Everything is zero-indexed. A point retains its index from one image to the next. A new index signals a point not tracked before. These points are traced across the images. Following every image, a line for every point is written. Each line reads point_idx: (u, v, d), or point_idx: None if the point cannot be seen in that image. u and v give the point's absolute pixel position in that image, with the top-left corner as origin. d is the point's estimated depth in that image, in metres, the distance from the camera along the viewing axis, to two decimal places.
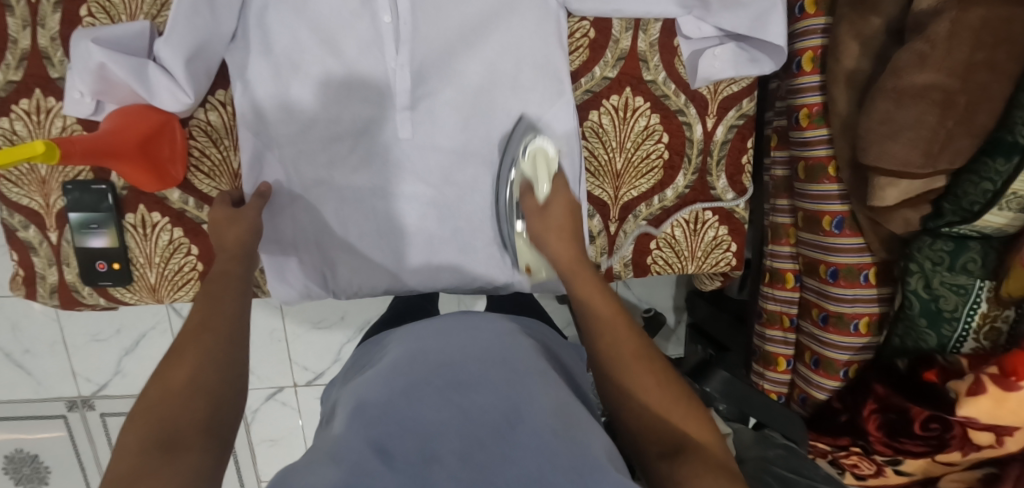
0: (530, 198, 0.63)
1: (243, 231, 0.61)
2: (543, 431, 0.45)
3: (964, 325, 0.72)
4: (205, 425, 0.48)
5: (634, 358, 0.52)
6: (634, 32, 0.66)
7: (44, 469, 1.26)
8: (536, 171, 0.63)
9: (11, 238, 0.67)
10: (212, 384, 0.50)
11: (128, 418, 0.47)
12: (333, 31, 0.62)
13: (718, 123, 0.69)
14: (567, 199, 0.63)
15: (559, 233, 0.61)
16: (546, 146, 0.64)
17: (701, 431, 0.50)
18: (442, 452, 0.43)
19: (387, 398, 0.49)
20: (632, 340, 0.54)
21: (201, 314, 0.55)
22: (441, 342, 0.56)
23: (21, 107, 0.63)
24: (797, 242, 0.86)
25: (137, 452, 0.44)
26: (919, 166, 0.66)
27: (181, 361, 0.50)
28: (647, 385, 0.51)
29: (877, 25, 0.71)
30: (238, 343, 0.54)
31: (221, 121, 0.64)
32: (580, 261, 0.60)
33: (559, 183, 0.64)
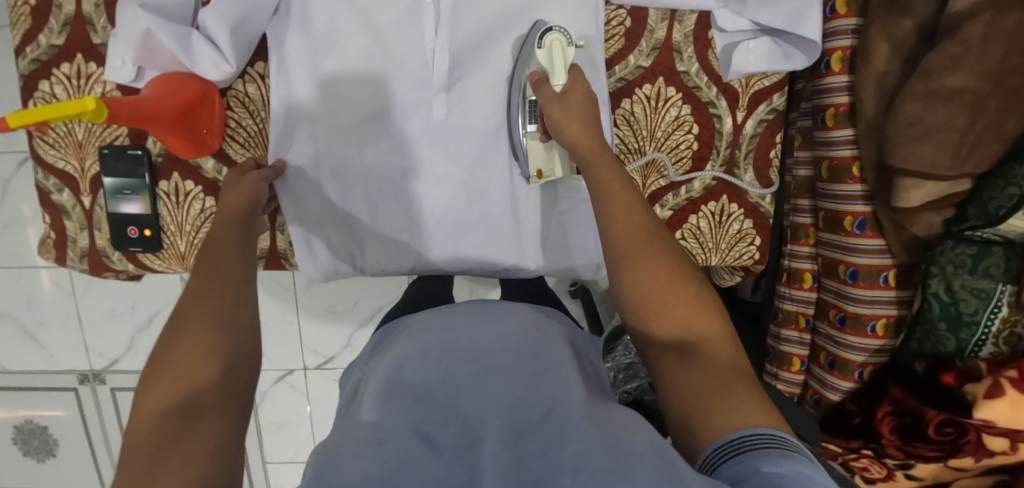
0: (545, 88, 0.60)
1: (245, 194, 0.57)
2: (579, 415, 0.45)
3: (985, 330, 0.72)
4: (225, 391, 0.43)
5: (642, 247, 0.50)
6: (670, 23, 0.67)
7: (52, 441, 1.27)
8: (552, 62, 0.60)
9: (45, 201, 0.67)
10: (225, 347, 0.45)
11: (141, 380, 0.43)
12: (372, 7, 0.62)
13: (748, 116, 0.70)
14: (585, 87, 0.60)
15: (577, 119, 0.57)
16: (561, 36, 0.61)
17: (710, 322, 0.49)
18: (484, 436, 0.44)
19: (425, 382, 0.50)
20: (644, 226, 0.51)
21: (207, 276, 0.48)
22: (468, 327, 0.57)
23: (62, 72, 0.64)
24: (817, 242, 0.86)
25: (157, 419, 0.40)
26: (946, 168, 0.67)
27: (193, 321, 0.45)
28: (659, 274, 0.49)
29: (908, 27, 0.71)
30: (248, 301, 0.49)
31: (259, 92, 0.65)
32: (599, 146, 0.56)
33: (575, 75, 0.61)
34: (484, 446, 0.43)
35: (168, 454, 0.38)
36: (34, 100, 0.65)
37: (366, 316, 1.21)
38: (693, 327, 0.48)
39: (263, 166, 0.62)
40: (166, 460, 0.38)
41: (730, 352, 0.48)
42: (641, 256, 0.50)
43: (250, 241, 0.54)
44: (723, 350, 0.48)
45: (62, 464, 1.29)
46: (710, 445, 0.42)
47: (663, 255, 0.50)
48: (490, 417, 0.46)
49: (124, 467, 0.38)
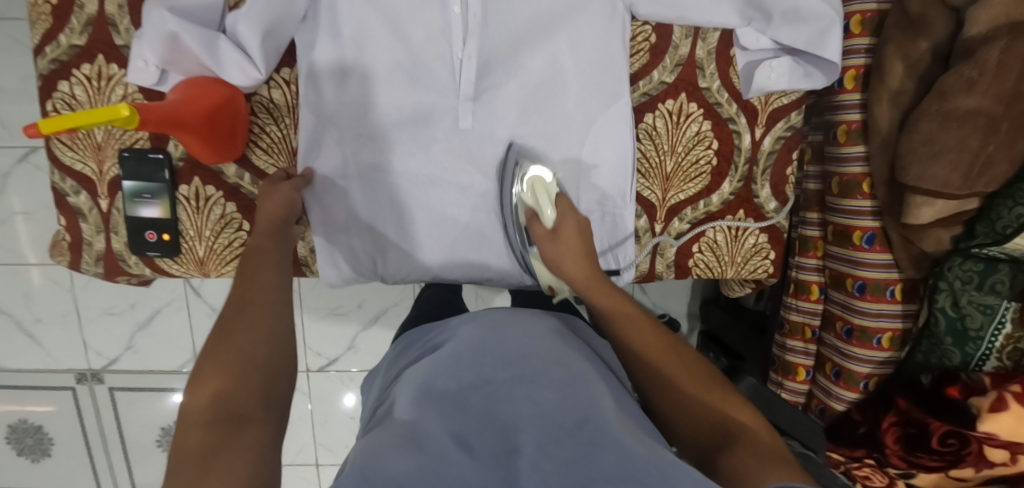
0: (536, 225, 0.64)
1: (280, 204, 0.61)
2: (612, 426, 0.46)
3: (989, 345, 0.74)
4: (264, 399, 0.48)
5: (666, 361, 0.55)
6: (693, 40, 0.68)
7: (47, 441, 1.25)
8: (538, 201, 0.64)
9: (60, 203, 0.66)
10: (264, 358, 0.50)
11: (187, 387, 0.47)
12: (403, 17, 0.63)
13: (766, 133, 0.71)
14: (575, 221, 0.63)
15: (572, 257, 0.61)
16: (543, 175, 0.65)
17: (745, 417, 0.51)
18: (523, 444, 0.45)
19: (460, 389, 0.51)
20: (657, 341, 0.56)
21: (246, 289, 0.54)
22: (500, 332, 0.57)
23: (83, 72, 0.63)
24: (825, 255, 0.88)
25: (203, 424, 0.45)
26: (958, 187, 0.69)
27: (235, 335, 0.50)
28: (684, 381, 0.53)
29: (924, 48, 0.73)
30: (282, 314, 0.54)
31: (284, 99, 0.65)
32: (598, 280, 0.60)
33: (564, 208, 0.64)
34: (523, 456, 0.44)
35: (218, 457, 0.42)
36: (52, 101, 0.64)
37: (371, 318, 1.21)
38: (728, 420, 0.50)
39: (293, 176, 0.64)
40: (216, 461, 0.42)
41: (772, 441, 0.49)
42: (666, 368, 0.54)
43: (286, 253, 0.60)
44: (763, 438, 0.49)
45: (56, 464, 1.27)
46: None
47: (682, 360, 0.55)
48: (529, 427, 0.46)
49: (177, 470, 0.42)
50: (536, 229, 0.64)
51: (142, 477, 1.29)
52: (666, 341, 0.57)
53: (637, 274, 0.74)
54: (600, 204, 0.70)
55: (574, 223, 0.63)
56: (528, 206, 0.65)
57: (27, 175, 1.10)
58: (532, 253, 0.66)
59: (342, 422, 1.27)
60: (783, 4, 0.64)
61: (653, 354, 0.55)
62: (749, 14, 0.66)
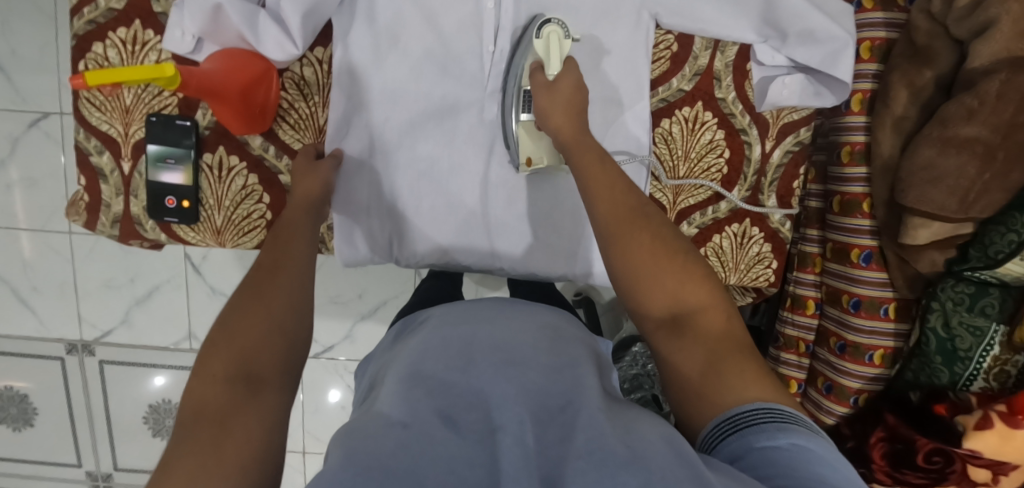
0: (538, 76, 0.61)
1: (318, 182, 0.63)
2: (596, 410, 0.47)
3: (976, 365, 0.77)
4: (282, 364, 0.49)
5: (639, 226, 0.52)
6: (712, 52, 0.71)
7: (31, 410, 1.23)
8: (549, 52, 0.62)
9: (82, 162, 0.67)
10: (287, 322, 0.51)
11: (209, 345, 0.48)
12: (437, 7, 0.65)
13: (776, 146, 0.74)
14: (575, 82, 0.61)
15: (561, 108, 0.59)
16: (559, 29, 0.63)
17: (700, 292, 0.51)
18: (505, 422, 0.46)
19: (449, 369, 0.52)
20: (629, 203, 0.53)
21: (279, 254, 0.56)
22: (485, 322, 0.59)
23: (118, 36, 0.64)
24: (822, 271, 0.90)
25: (223, 381, 0.46)
26: (953, 211, 0.72)
27: (263, 298, 0.52)
28: (646, 246, 0.51)
29: (928, 77, 0.77)
30: (309, 287, 0.56)
31: (315, 77, 0.67)
32: (583, 136, 0.58)
33: (569, 66, 0.62)
34: (508, 432, 0.45)
35: (231, 422, 0.44)
36: (85, 61, 0.65)
37: (370, 309, 1.22)
38: (684, 300, 0.51)
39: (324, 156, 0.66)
40: (231, 424, 0.43)
41: (724, 320, 0.51)
42: (634, 229, 0.52)
43: (317, 226, 0.61)
44: (716, 318, 0.51)
45: (38, 435, 1.25)
46: (710, 421, 0.46)
47: (647, 226, 0.53)
48: (514, 406, 0.47)
49: (192, 425, 0.43)
50: (537, 77, 0.61)
51: (123, 455, 1.27)
52: (636, 201, 0.54)
53: None
54: None
55: (562, 104, 0.59)
56: (537, 56, 0.63)
57: (36, 142, 1.10)
58: (523, 118, 0.64)
59: (333, 411, 1.27)
60: (798, 24, 0.66)
61: (626, 219, 0.52)
62: (766, 31, 0.69)
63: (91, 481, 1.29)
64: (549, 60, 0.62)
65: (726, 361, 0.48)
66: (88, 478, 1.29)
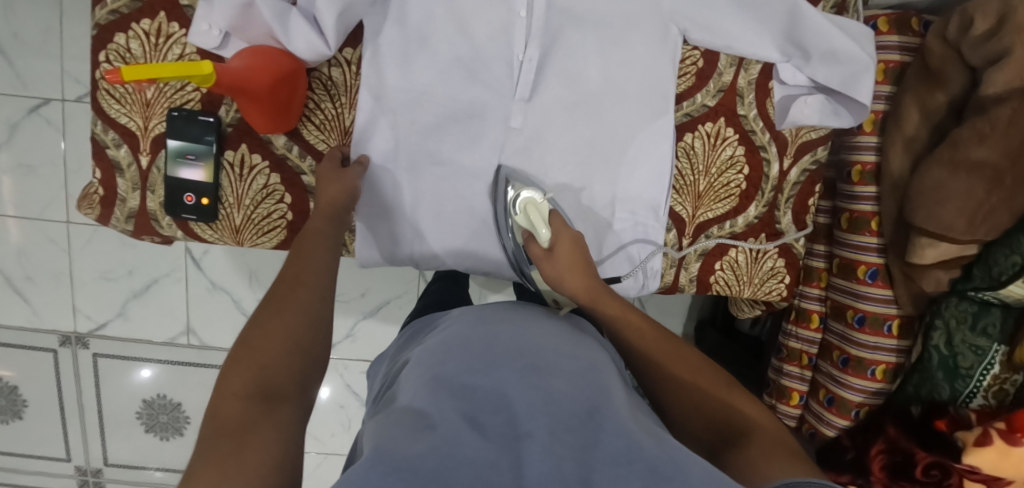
0: (534, 247, 0.65)
1: (341, 190, 0.62)
2: (625, 421, 0.46)
3: (976, 383, 0.79)
4: (299, 378, 0.49)
5: (678, 363, 0.56)
6: (736, 69, 0.72)
7: (20, 402, 1.20)
8: (531, 223, 0.65)
9: (99, 155, 0.66)
10: (305, 339, 0.51)
11: (229, 363, 0.48)
12: (468, 13, 0.65)
13: (793, 164, 0.75)
14: (570, 236, 0.65)
15: (569, 272, 0.62)
16: (534, 196, 0.66)
17: (752, 409, 0.53)
18: (534, 431, 0.44)
19: (471, 372, 0.50)
20: (665, 344, 0.58)
21: (297, 265, 0.56)
22: (505, 325, 0.57)
23: (141, 27, 0.63)
24: (828, 286, 0.92)
25: (242, 398, 0.45)
26: (961, 232, 0.73)
27: (280, 313, 0.51)
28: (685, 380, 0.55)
29: (941, 100, 0.78)
30: (327, 300, 0.55)
31: (343, 78, 0.66)
32: (598, 287, 0.62)
33: (558, 225, 0.65)
34: (534, 440, 0.43)
35: (249, 436, 0.43)
36: (106, 52, 0.63)
37: (372, 308, 1.21)
38: (733, 417, 0.52)
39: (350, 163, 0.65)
40: (250, 437, 0.42)
41: (780, 435, 0.51)
42: (675, 367, 0.56)
43: (340, 235, 0.61)
44: (772, 434, 0.51)
45: (26, 428, 1.22)
46: (767, 481, 0.44)
47: (684, 358, 0.57)
48: (539, 412, 0.45)
49: (212, 440, 0.42)
50: (533, 248, 0.65)
51: (114, 450, 1.25)
52: (673, 342, 0.58)
53: (661, 285, 0.77)
54: (633, 213, 0.73)
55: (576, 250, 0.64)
56: (524, 227, 0.66)
57: (35, 128, 1.08)
58: (534, 274, 0.69)
59: (331, 410, 1.25)
60: (822, 44, 0.67)
61: (662, 358, 0.56)
62: (789, 50, 0.69)
63: (79, 475, 1.26)
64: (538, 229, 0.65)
65: (780, 459, 0.47)
66: (77, 472, 1.26)
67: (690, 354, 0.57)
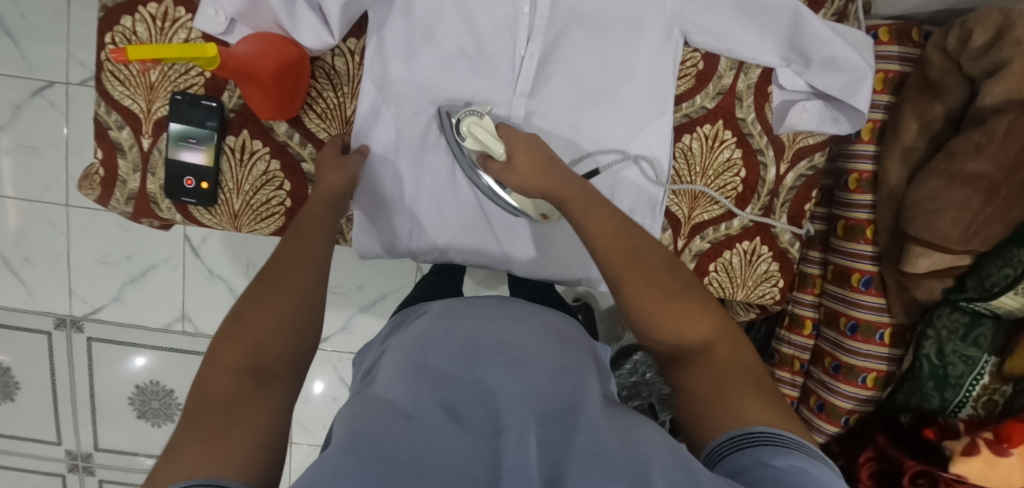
0: (492, 164, 0.63)
1: (342, 178, 0.63)
2: (598, 419, 0.46)
3: (966, 392, 0.79)
4: (291, 360, 0.49)
5: (635, 268, 0.52)
6: (736, 72, 0.72)
7: (13, 384, 1.21)
8: (483, 142, 0.64)
9: (101, 136, 0.66)
10: (299, 320, 0.51)
11: (220, 338, 0.48)
12: (473, 7, 0.66)
13: (790, 169, 0.76)
14: (525, 142, 0.62)
15: (529, 178, 0.60)
16: (474, 115, 0.65)
17: (703, 323, 0.51)
18: (509, 425, 0.46)
19: (453, 363, 0.52)
20: (624, 247, 0.53)
21: (294, 246, 0.56)
22: (492, 319, 0.58)
23: (148, 11, 0.64)
24: (822, 292, 0.92)
25: (231, 373, 0.45)
26: (956, 242, 0.74)
27: (276, 292, 0.51)
28: (636, 288, 0.51)
29: (939, 112, 0.79)
30: (322, 284, 0.55)
31: (346, 68, 0.66)
32: (564, 187, 0.58)
33: (508, 135, 0.63)
34: (512, 432, 0.45)
35: (237, 414, 0.43)
36: (112, 34, 0.64)
37: (368, 302, 1.21)
38: (686, 334, 0.50)
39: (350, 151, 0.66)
40: (240, 415, 0.43)
41: (733, 352, 0.50)
42: (632, 272, 0.52)
43: (337, 223, 0.62)
44: (725, 350, 0.50)
45: (18, 410, 1.22)
46: (711, 438, 0.46)
47: (642, 260, 0.53)
48: (518, 405, 0.47)
49: (199, 414, 0.43)
50: (491, 165, 0.63)
51: (105, 435, 1.25)
52: (632, 242, 0.54)
53: None
54: (631, 212, 0.74)
55: (537, 162, 0.60)
56: (477, 152, 0.65)
57: (39, 110, 1.08)
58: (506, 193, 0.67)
59: (324, 402, 1.25)
60: (823, 51, 0.67)
61: (615, 265, 0.52)
62: (790, 56, 0.70)
63: (69, 459, 1.26)
64: (490, 146, 0.63)
65: (728, 392, 0.47)
66: (67, 456, 1.26)
67: (647, 255, 0.53)
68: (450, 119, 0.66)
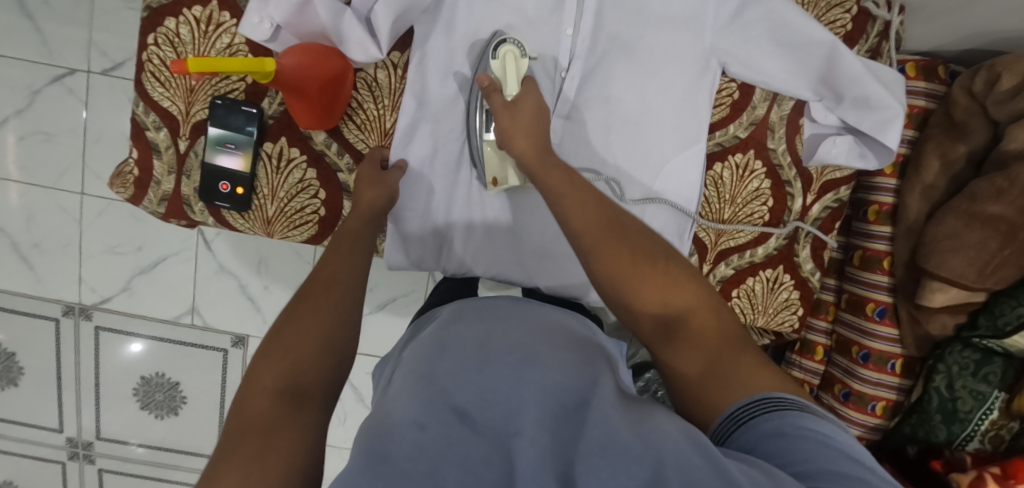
0: (496, 96, 0.61)
1: (381, 195, 0.63)
2: (612, 413, 0.43)
3: (974, 427, 0.81)
4: (327, 382, 0.49)
5: (610, 240, 0.52)
6: (770, 104, 0.73)
7: (17, 369, 1.20)
8: (505, 73, 0.62)
9: (137, 135, 0.66)
10: (335, 341, 0.51)
11: (259, 358, 0.48)
12: (517, 26, 0.66)
13: (816, 200, 0.77)
14: (534, 100, 0.61)
15: (523, 131, 0.58)
16: (514, 47, 0.63)
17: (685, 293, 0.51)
18: (524, 426, 0.42)
19: (466, 372, 0.47)
20: (596, 215, 0.53)
21: (331, 262, 0.57)
22: (505, 321, 0.55)
23: (193, 14, 0.63)
24: (835, 319, 0.93)
25: (272, 395, 0.46)
26: (972, 280, 0.76)
27: (311, 311, 0.52)
28: (617, 255, 0.51)
29: (962, 151, 0.80)
30: (357, 302, 0.55)
31: (387, 80, 0.67)
32: (546, 157, 0.57)
33: (528, 85, 0.62)
34: (521, 434, 0.42)
35: (275, 436, 0.43)
36: (155, 35, 0.64)
37: (378, 302, 1.18)
38: (670, 303, 0.51)
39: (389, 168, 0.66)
40: (277, 436, 0.43)
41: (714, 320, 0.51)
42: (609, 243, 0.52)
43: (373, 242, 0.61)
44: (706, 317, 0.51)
45: (20, 396, 1.21)
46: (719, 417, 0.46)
47: (619, 230, 0.52)
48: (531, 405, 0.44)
49: (240, 436, 0.43)
50: (494, 99, 0.61)
51: (107, 424, 1.24)
52: (609, 214, 0.53)
53: None
54: (660, 237, 0.74)
55: (529, 135, 0.58)
56: (494, 75, 0.63)
57: (57, 96, 1.08)
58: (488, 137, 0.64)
59: None
60: (856, 89, 0.68)
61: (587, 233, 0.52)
62: (823, 91, 0.70)
63: (70, 447, 1.25)
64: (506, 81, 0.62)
65: (728, 363, 0.49)
66: (68, 444, 1.25)
67: (626, 223, 0.53)
68: (497, 38, 0.64)
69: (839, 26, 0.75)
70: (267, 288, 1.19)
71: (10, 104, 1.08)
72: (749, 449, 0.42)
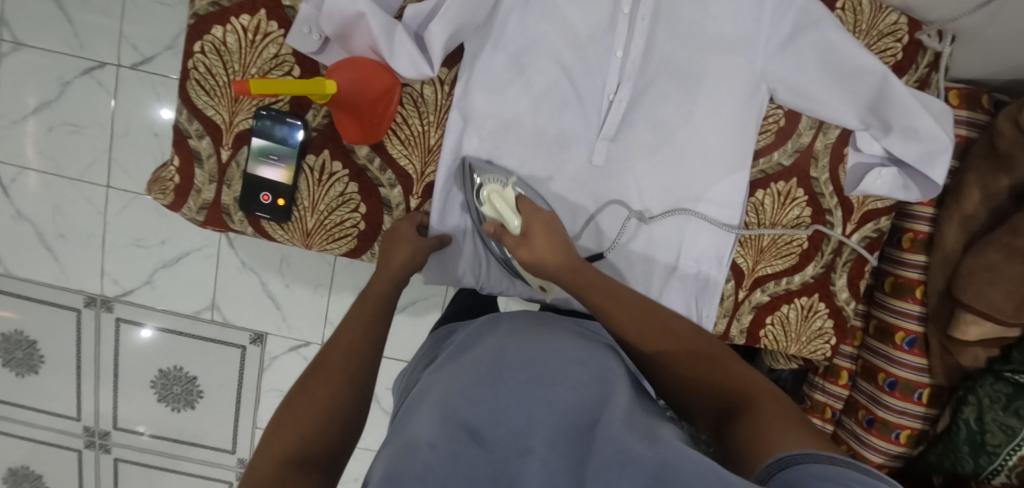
0: (506, 235, 0.63)
1: (414, 253, 0.64)
2: (618, 424, 0.40)
3: (1001, 461, 0.78)
4: (332, 453, 0.47)
5: (665, 341, 0.53)
6: (815, 131, 0.72)
7: (37, 357, 1.20)
8: (500, 211, 0.63)
9: (179, 142, 0.65)
10: (347, 413, 0.49)
11: (271, 424, 0.47)
12: (566, 45, 0.66)
13: (855, 230, 0.76)
14: (541, 219, 0.63)
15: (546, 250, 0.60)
16: (496, 184, 0.64)
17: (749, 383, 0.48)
18: (536, 445, 0.39)
19: (474, 386, 0.44)
20: (654, 320, 0.54)
21: (345, 326, 0.57)
22: (523, 335, 0.51)
23: (240, 22, 0.62)
24: (861, 345, 0.94)
25: (278, 462, 0.44)
26: (1009, 314, 0.75)
27: (324, 376, 0.51)
28: (673, 355, 0.51)
29: (1004, 184, 0.79)
30: (370, 371, 0.54)
31: (433, 95, 0.66)
32: (579, 268, 0.59)
33: (527, 210, 0.64)
34: (531, 455, 0.39)
35: None
36: (202, 42, 0.63)
37: (398, 305, 1.17)
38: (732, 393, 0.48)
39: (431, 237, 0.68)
40: None
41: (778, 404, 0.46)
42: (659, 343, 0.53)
43: (384, 308, 0.61)
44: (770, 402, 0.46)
45: (40, 383, 1.21)
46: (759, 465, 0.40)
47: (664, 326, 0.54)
48: (543, 425, 0.41)
49: None
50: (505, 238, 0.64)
51: (124, 414, 1.24)
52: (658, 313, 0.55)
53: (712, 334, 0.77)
54: (698, 260, 0.75)
55: (550, 239, 0.61)
56: (492, 219, 0.65)
57: (86, 88, 1.07)
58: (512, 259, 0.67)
59: None
60: (904, 120, 0.66)
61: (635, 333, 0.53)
62: (870, 120, 0.69)
63: (87, 435, 1.25)
64: (508, 220, 0.63)
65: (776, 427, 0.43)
66: (85, 432, 1.25)
67: (680, 328, 0.54)
68: (473, 174, 0.66)
69: (890, 56, 0.74)
70: (289, 288, 1.19)
71: (40, 95, 1.07)
72: (793, 484, 0.37)
